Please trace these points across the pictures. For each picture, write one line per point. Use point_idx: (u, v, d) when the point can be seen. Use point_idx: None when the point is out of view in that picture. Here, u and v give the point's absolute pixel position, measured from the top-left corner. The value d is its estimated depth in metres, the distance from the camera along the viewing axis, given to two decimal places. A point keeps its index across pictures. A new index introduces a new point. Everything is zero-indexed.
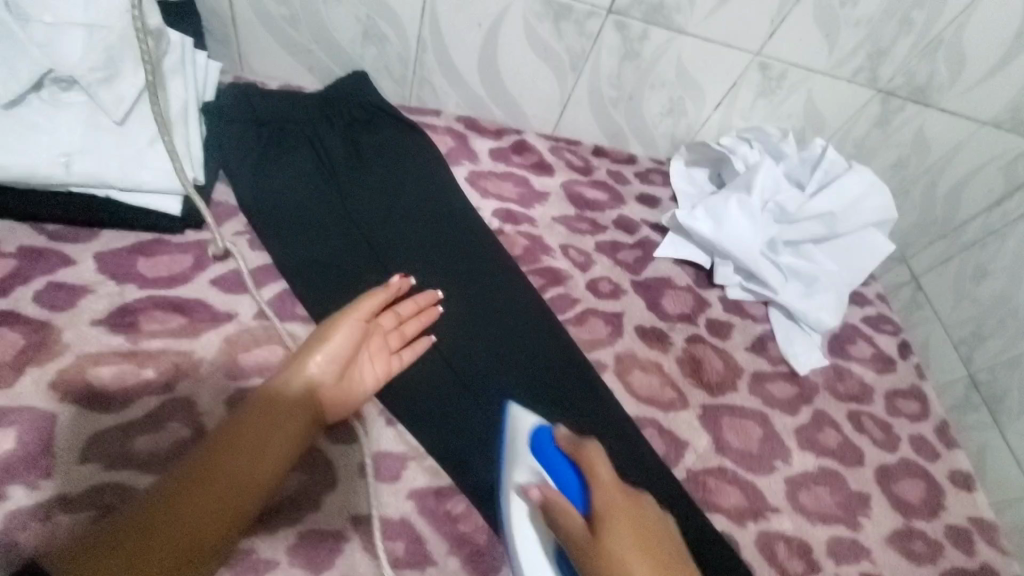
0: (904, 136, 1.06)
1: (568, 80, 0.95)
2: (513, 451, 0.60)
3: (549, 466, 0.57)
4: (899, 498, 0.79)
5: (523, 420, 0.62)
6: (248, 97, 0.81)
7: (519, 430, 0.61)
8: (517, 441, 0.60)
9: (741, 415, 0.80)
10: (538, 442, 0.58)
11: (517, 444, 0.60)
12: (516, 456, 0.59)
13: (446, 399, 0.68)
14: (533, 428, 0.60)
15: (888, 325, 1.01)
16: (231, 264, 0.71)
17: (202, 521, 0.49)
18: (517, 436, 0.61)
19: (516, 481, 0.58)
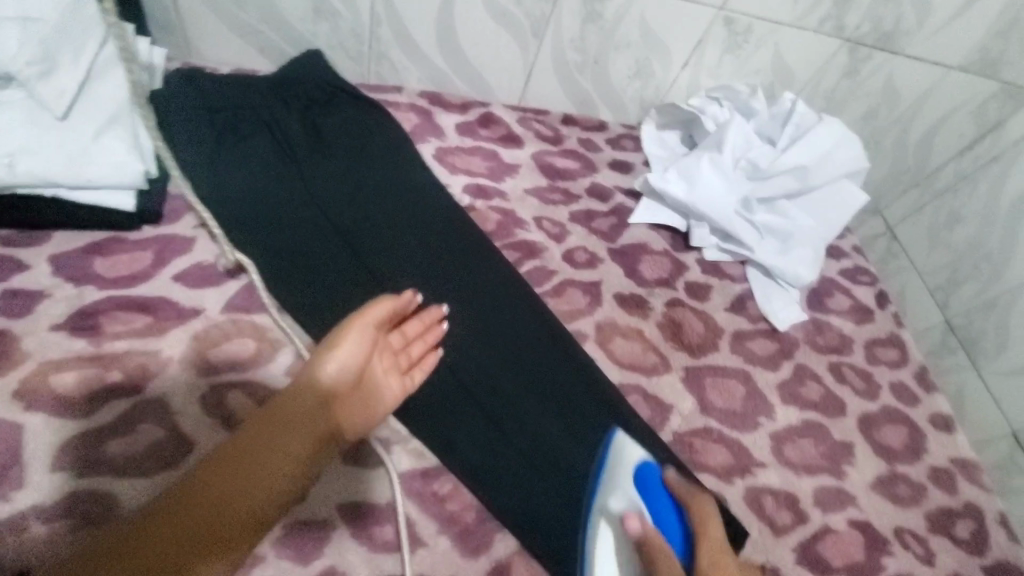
0: (873, 85, 1.05)
1: (530, 47, 0.92)
2: (614, 472, 0.58)
3: (652, 501, 0.55)
4: (882, 444, 0.81)
5: (625, 448, 0.59)
6: (196, 83, 0.78)
7: (625, 461, 0.58)
8: (621, 464, 0.58)
9: (723, 374, 0.80)
10: (643, 479, 0.56)
11: (616, 472, 0.58)
12: (614, 484, 0.57)
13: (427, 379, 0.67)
14: (639, 461, 0.57)
15: (865, 276, 1.02)
16: (194, 258, 0.69)
17: (194, 538, 0.47)
18: (618, 465, 0.58)
19: (608, 506, 0.55)
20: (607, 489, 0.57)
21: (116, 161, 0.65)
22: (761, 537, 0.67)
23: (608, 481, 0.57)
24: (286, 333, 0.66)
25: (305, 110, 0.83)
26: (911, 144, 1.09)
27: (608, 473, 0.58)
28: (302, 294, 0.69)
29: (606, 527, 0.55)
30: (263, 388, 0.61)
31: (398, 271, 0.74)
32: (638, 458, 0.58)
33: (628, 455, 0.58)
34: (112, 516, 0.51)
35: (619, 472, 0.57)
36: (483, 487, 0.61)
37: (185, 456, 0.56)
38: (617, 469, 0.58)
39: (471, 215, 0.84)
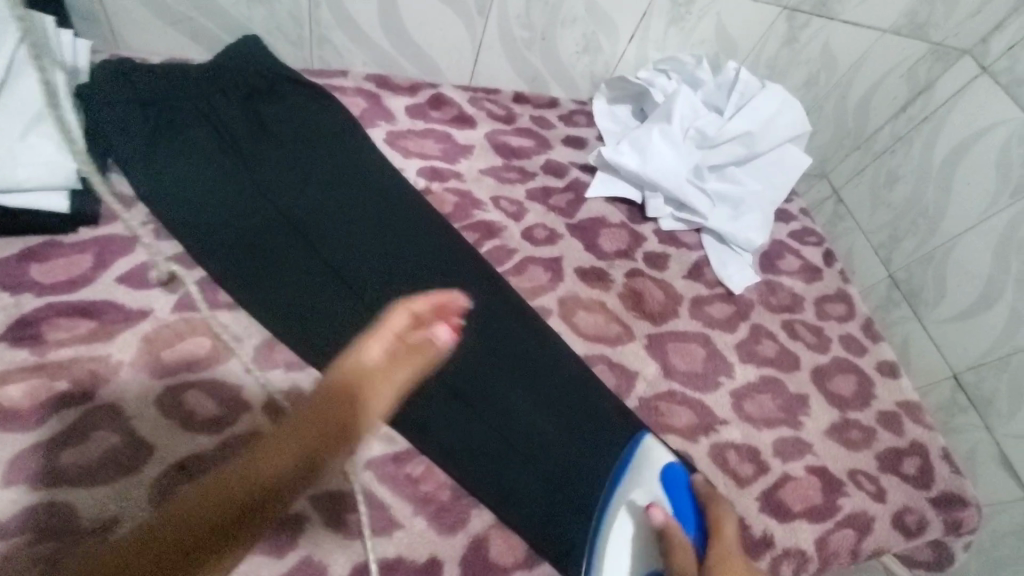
0: (812, 52, 1.08)
1: (476, 24, 0.91)
2: (643, 466, 0.67)
3: (674, 496, 0.65)
4: (834, 394, 0.85)
5: (654, 450, 0.68)
6: (123, 75, 0.73)
7: (652, 462, 0.67)
8: (649, 462, 0.67)
9: (684, 339, 0.82)
10: (669, 478, 0.66)
11: (643, 469, 0.67)
12: (642, 479, 0.66)
13: None
14: (665, 463, 0.68)
15: (812, 237, 1.06)
16: (139, 258, 0.66)
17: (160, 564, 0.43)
18: (648, 465, 0.67)
19: (632, 496, 0.64)
20: (631, 481, 0.66)
21: (47, 163, 0.62)
22: (727, 489, 0.71)
23: (635, 474, 0.66)
24: (242, 329, 0.64)
25: (246, 99, 0.80)
26: (850, 108, 1.14)
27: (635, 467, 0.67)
28: (256, 286, 0.67)
29: (627, 515, 0.63)
30: (222, 386, 0.60)
31: (356, 258, 0.73)
32: (666, 461, 0.68)
33: (657, 455, 0.68)
34: (72, 530, 0.49)
35: (647, 469, 0.67)
36: (456, 466, 0.62)
37: (144, 462, 0.54)
38: (644, 467, 0.67)
39: (427, 198, 0.83)
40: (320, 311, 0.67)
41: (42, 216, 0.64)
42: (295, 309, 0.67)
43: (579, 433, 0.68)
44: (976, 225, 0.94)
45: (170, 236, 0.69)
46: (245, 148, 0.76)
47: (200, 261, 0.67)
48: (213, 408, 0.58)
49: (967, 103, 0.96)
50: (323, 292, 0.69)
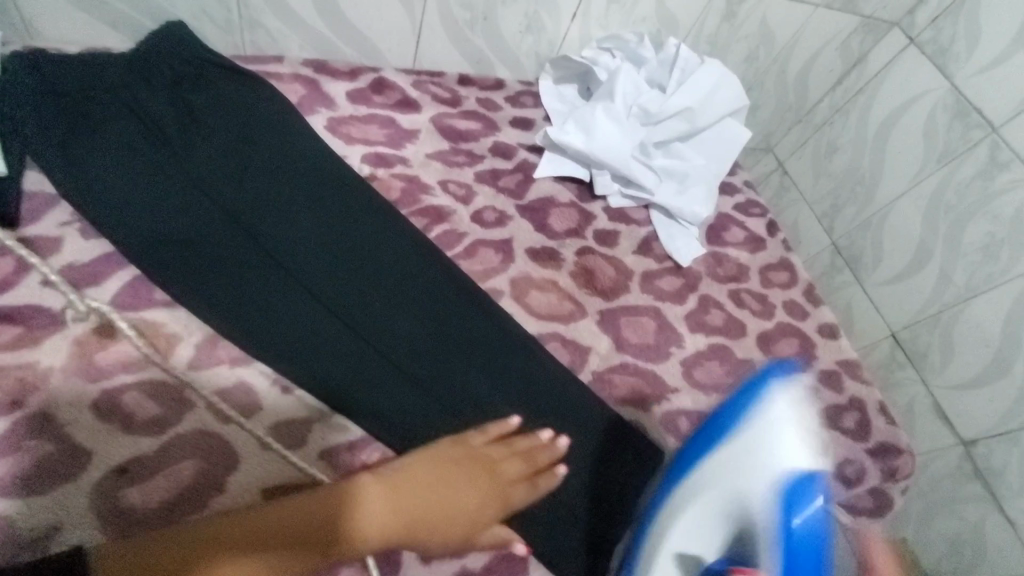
0: (750, 28, 1.14)
1: (415, 5, 0.89)
2: (750, 430, 0.47)
3: (794, 555, 0.42)
4: (779, 357, 0.89)
5: (772, 450, 0.45)
6: (38, 69, 0.71)
7: (766, 452, 0.46)
8: (767, 451, 0.46)
9: (636, 312, 0.84)
10: (793, 505, 0.42)
11: (755, 443, 0.47)
12: (738, 470, 0.47)
13: (342, 352, 0.66)
14: (791, 473, 0.43)
15: (756, 209, 1.09)
16: (64, 258, 0.63)
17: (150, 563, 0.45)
18: (749, 445, 0.47)
19: (731, 480, 0.48)
20: (723, 459, 0.49)
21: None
22: None
23: (735, 451, 0.48)
24: (182, 326, 0.63)
25: (173, 90, 0.77)
26: (790, 82, 1.18)
27: (732, 450, 0.49)
28: (198, 282, 0.64)
29: (716, 489, 0.49)
30: (164, 386, 0.58)
31: (301, 247, 0.71)
32: (789, 472, 0.44)
33: (789, 464, 0.44)
34: (6, 542, 0.48)
35: (757, 446, 0.46)
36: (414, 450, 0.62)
37: (82, 468, 0.52)
38: (750, 446, 0.47)
39: (374, 184, 0.82)
40: (266, 306, 0.66)
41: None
42: (242, 304, 0.65)
43: (531, 409, 0.69)
44: (908, 190, 0.99)
45: (99, 234, 0.66)
46: (175, 138, 0.73)
47: (132, 258, 0.64)
48: (154, 409, 0.57)
49: (895, 75, 1.01)
50: (270, 287, 0.67)
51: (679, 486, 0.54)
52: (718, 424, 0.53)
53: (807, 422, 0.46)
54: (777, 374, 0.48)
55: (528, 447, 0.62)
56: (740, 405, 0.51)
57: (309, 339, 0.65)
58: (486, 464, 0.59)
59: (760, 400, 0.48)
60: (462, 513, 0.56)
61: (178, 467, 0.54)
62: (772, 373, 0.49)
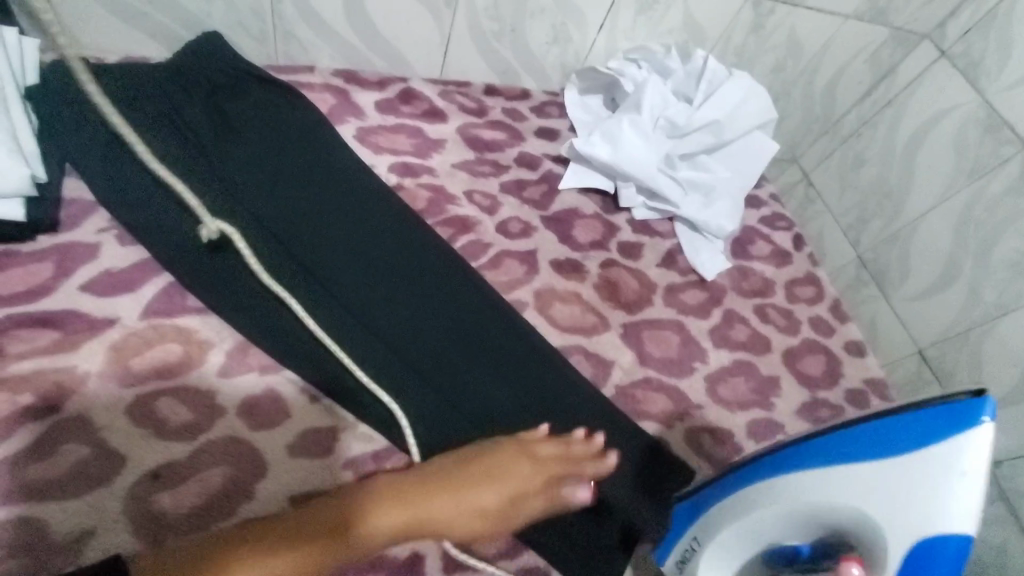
0: (778, 39, 1.13)
1: (444, 17, 0.90)
2: (934, 460, 0.42)
3: None
4: (803, 374, 0.88)
5: (954, 496, 0.41)
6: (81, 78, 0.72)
7: (934, 504, 0.41)
8: (942, 497, 0.41)
9: (660, 326, 0.84)
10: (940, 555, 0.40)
11: (905, 473, 0.43)
12: (888, 506, 0.43)
13: (370, 361, 0.66)
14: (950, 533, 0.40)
15: (782, 222, 1.08)
16: (102, 264, 0.65)
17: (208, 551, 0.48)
18: (923, 484, 0.42)
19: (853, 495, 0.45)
20: (858, 485, 0.45)
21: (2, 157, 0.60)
22: (703, 471, 0.72)
23: (877, 467, 0.44)
24: (214, 333, 0.64)
25: (210, 95, 0.79)
26: (817, 94, 1.17)
27: (890, 485, 0.43)
28: (232, 287, 0.66)
29: (829, 489, 0.46)
30: (196, 393, 0.59)
31: (331, 254, 0.72)
32: (951, 533, 0.40)
33: (961, 526, 0.40)
34: (43, 544, 0.49)
35: (928, 492, 0.42)
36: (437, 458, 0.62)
37: (117, 472, 0.53)
38: (923, 490, 0.42)
39: (400, 194, 0.82)
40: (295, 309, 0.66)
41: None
42: (275, 314, 0.66)
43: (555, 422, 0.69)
44: (937, 205, 0.97)
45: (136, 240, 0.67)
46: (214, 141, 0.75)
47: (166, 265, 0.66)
48: (186, 415, 0.58)
49: (926, 87, 0.99)
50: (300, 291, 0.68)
51: (786, 470, 0.49)
52: (857, 441, 0.46)
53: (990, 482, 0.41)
54: (979, 414, 0.41)
55: (564, 439, 0.64)
56: (900, 426, 0.45)
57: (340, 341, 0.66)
58: (526, 452, 0.62)
59: (958, 434, 0.42)
60: (492, 505, 0.58)
61: (209, 474, 0.55)
62: (979, 412, 0.41)
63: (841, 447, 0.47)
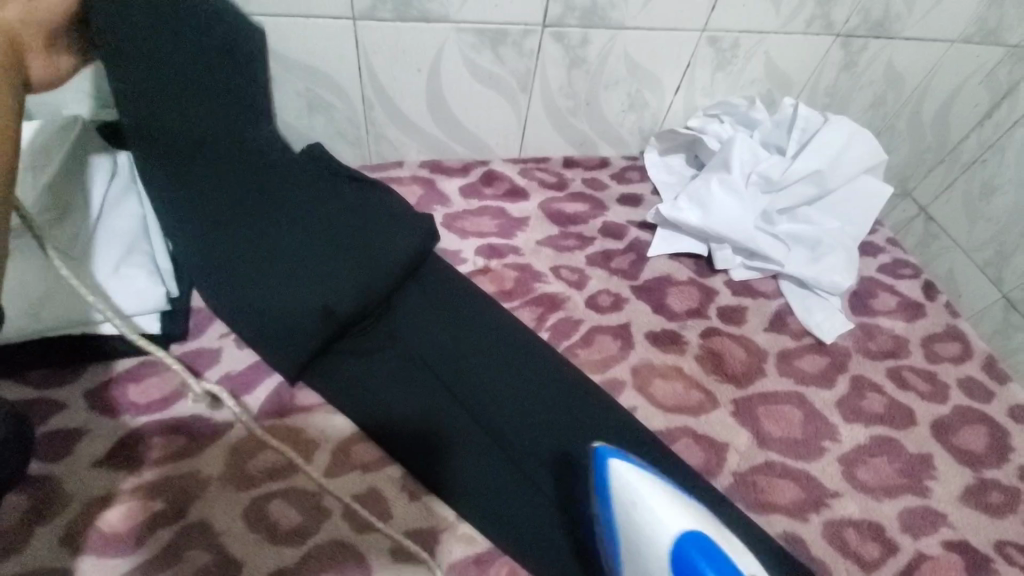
0: (875, 73, 1.02)
1: (520, 101, 0.92)
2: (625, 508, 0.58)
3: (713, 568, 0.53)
4: (962, 450, 0.75)
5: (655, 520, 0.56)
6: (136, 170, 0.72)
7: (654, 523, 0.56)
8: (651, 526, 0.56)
9: (776, 400, 0.76)
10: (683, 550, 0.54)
11: (627, 515, 0.58)
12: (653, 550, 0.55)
13: (431, 416, 0.67)
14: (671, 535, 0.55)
15: (906, 268, 0.96)
16: (221, 368, 0.69)
17: None
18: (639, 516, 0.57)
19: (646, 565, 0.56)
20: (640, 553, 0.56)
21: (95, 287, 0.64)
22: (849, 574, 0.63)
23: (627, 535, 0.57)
24: (320, 432, 0.66)
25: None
26: (926, 121, 1.11)
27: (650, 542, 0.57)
28: (278, 325, 0.67)
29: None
30: (305, 493, 0.61)
31: (340, 255, 0.72)
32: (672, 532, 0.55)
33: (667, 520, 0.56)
34: None
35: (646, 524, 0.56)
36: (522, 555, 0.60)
37: None
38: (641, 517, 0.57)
39: (487, 277, 0.83)
40: (272, 248, 0.70)
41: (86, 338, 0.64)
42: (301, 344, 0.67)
43: None
44: None
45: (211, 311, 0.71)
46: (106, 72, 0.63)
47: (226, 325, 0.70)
48: (297, 518, 0.59)
49: None
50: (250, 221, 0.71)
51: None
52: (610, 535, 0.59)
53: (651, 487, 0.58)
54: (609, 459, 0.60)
55: None
56: (599, 494, 0.60)
57: (278, 298, 0.68)
58: None
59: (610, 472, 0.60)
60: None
61: None
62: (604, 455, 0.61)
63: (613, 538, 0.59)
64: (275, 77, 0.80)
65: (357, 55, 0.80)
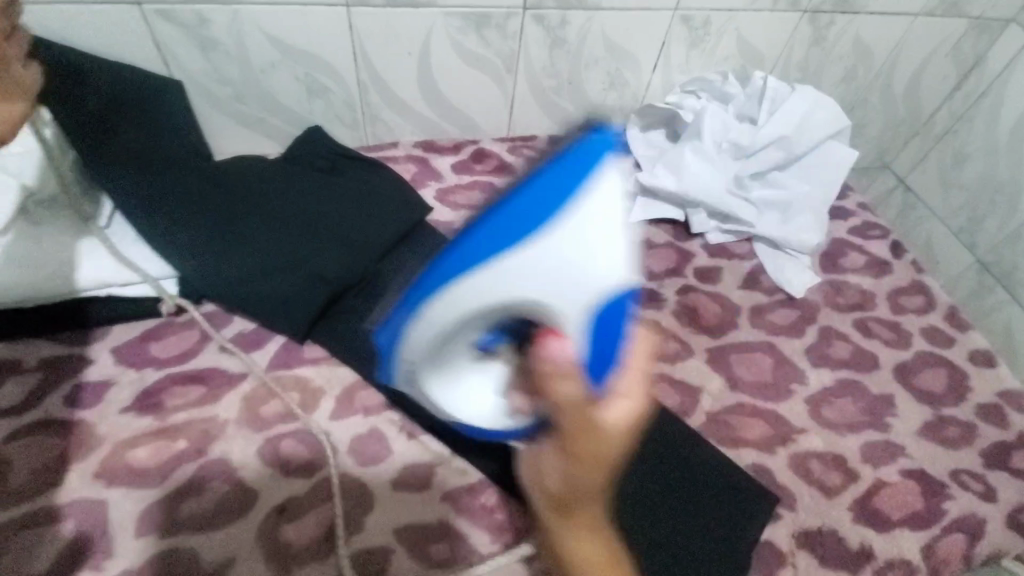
0: (844, 47, 1.07)
1: (506, 81, 0.98)
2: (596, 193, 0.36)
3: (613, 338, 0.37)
4: (921, 391, 0.80)
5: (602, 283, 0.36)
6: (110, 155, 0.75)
7: (593, 248, 0.36)
8: (574, 263, 0.36)
9: (748, 348, 0.81)
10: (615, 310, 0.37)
11: (576, 232, 0.36)
12: (563, 286, 0.37)
13: None
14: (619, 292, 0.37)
15: (876, 230, 1.01)
16: (235, 327, 0.75)
17: None
18: (556, 263, 0.36)
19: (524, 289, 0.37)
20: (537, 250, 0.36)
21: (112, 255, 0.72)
22: (813, 499, 0.69)
23: (578, 210, 0.35)
24: (325, 381, 0.72)
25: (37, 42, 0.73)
26: (898, 94, 1.16)
27: (564, 302, 0.37)
28: (284, 290, 0.74)
29: (506, 276, 0.37)
30: (313, 433, 0.67)
31: (335, 233, 0.80)
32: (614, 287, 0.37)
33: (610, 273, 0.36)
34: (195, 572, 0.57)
35: (557, 247, 0.36)
36: (535, 496, 0.65)
37: (251, 506, 0.61)
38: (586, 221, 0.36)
39: None
40: (268, 228, 0.77)
41: (67, 310, 0.70)
42: (305, 310, 0.74)
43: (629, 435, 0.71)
44: None
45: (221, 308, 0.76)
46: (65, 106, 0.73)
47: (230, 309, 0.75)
48: (306, 454, 0.65)
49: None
50: (238, 212, 0.77)
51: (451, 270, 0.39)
52: (512, 210, 0.36)
53: (617, 222, 0.36)
54: (604, 154, 0.36)
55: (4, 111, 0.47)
56: (575, 163, 0.36)
57: (283, 269, 0.75)
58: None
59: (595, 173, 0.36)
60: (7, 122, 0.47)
61: (326, 508, 0.62)
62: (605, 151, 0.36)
63: (538, 216, 0.36)
64: (275, 63, 0.86)
65: (353, 40, 0.86)
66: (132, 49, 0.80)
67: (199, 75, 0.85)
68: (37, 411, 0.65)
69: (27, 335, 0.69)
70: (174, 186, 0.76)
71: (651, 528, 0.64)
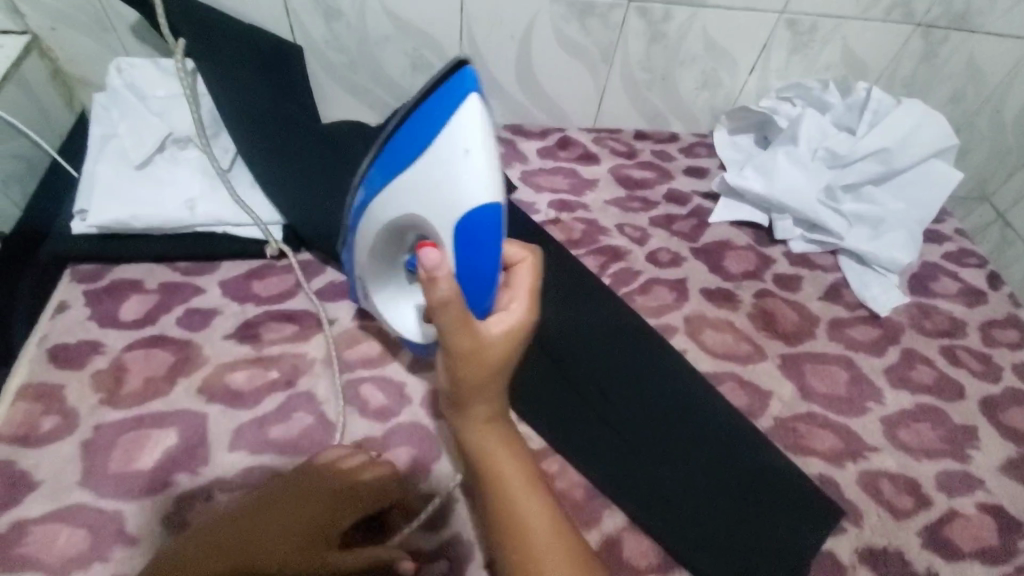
0: (956, 65, 1.02)
1: (600, 72, 1.00)
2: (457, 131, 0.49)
3: (478, 250, 0.49)
4: (1009, 427, 0.76)
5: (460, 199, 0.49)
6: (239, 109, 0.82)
7: (454, 172, 0.49)
8: (442, 181, 0.50)
9: (824, 359, 0.80)
10: (472, 226, 0.49)
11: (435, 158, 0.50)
12: (438, 201, 0.51)
13: None
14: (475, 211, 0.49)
15: (973, 258, 0.96)
16: (327, 277, 0.80)
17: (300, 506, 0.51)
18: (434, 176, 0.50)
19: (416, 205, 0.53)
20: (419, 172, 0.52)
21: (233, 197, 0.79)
22: (880, 518, 0.67)
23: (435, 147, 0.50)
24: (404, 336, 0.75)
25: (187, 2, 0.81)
26: (1009, 121, 1.10)
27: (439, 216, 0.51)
28: None
29: (405, 195, 0.54)
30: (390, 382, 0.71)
31: None
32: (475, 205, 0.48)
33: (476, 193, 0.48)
34: None
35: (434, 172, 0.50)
36: (593, 470, 0.66)
37: (331, 439, 0.65)
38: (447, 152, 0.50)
39: (557, 227, 0.91)
40: None
41: (188, 242, 0.77)
42: None
43: (692, 429, 0.71)
44: None
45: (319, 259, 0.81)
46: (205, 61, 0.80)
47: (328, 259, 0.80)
48: (383, 400, 0.69)
49: None
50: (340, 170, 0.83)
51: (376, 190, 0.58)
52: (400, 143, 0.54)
53: (479, 151, 0.48)
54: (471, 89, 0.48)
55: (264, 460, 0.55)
56: (436, 107, 0.50)
57: None
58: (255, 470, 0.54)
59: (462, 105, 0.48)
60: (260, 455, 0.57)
61: (398, 452, 0.65)
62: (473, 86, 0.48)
63: (421, 144, 0.52)
64: (387, 36, 0.91)
65: (461, 20, 0.90)
66: (264, 12, 0.86)
67: (318, 42, 0.91)
68: (153, 327, 0.71)
69: (152, 261, 0.77)
70: (287, 143, 0.83)
71: (704, 519, 0.65)
